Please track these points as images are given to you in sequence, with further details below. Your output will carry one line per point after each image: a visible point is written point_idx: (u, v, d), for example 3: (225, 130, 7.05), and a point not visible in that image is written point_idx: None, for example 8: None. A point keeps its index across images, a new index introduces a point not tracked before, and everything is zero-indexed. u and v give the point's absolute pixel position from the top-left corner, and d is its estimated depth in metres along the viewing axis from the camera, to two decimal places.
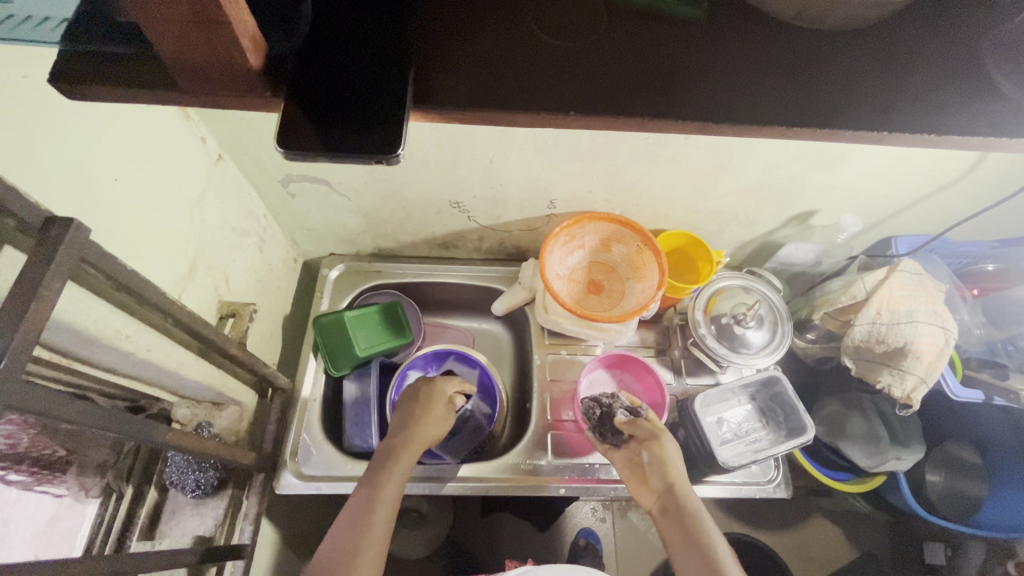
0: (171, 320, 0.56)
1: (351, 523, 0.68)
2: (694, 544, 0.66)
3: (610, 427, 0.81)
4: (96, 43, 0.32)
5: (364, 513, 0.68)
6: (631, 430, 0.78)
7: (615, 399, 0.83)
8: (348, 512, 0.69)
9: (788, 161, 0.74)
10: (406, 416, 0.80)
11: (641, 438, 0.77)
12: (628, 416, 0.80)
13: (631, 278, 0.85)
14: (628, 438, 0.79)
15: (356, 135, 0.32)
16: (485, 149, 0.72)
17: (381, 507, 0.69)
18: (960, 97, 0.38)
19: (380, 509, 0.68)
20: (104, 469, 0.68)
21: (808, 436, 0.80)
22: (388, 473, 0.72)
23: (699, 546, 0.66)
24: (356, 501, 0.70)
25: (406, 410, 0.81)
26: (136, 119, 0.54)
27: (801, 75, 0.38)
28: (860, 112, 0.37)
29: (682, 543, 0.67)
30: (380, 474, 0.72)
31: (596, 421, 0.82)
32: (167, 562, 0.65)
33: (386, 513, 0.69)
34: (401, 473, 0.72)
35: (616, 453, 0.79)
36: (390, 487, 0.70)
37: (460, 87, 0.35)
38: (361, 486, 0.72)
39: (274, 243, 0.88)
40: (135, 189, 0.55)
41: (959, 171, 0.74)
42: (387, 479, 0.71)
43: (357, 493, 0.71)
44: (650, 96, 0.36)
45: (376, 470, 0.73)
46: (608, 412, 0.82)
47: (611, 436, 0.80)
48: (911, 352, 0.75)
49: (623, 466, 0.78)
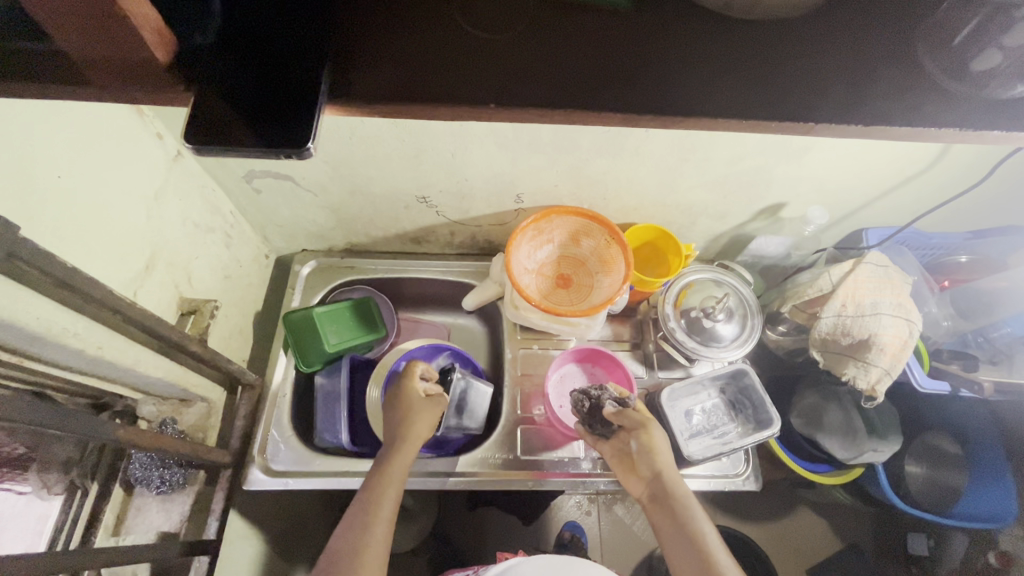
0: (121, 316, 0.56)
1: (356, 533, 0.66)
2: (682, 531, 0.67)
3: (599, 419, 0.79)
4: (9, 38, 0.32)
5: (367, 524, 0.67)
6: (619, 420, 0.76)
7: (603, 391, 0.81)
8: (350, 522, 0.68)
9: (752, 153, 0.73)
10: (397, 417, 0.79)
11: (629, 427, 0.76)
12: (617, 407, 0.78)
13: (600, 272, 0.85)
14: (617, 429, 0.77)
15: (266, 130, 0.32)
16: (446, 143, 0.71)
17: (382, 514, 0.68)
18: (889, 87, 0.38)
19: (380, 516, 0.68)
20: (68, 466, 0.68)
21: (774, 430, 0.80)
22: (389, 480, 0.71)
23: (687, 533, 0.66)
24: (358, 511, 0.69)
25: (395, 411, 0.79)
26: (83, 114, 0.54)
27: (730, 66, 0.38)
28: (789, 101, 0.37)
29: (673, 530, 0.67)
30: (381, 480, 0.71)
31: (585, 414, 0.80)
32: (130, 558, 0.65)
33: (388, 519, 0.68)
34: (399, 477, 0.72)
35: (605, 444, 0.78)
36: (393, 483, 0.71)
37: (382, 83, 0.35)
38: (361, 494, 0.71)
39: (243, 239, 0.88)
40: (82, 185, 0.55)
41: (922, 162, 0.74)
42: (389, 485, 0.70)
43: (357, 502, 0.70)
44: (577, 89, 0.36)
45: (376, 478, 0.72)
46: (597, 404, 0.80)
47: (600, 429, 0.79)
48: (875, 344, 0.75)
49: (613, 456, 0.77)
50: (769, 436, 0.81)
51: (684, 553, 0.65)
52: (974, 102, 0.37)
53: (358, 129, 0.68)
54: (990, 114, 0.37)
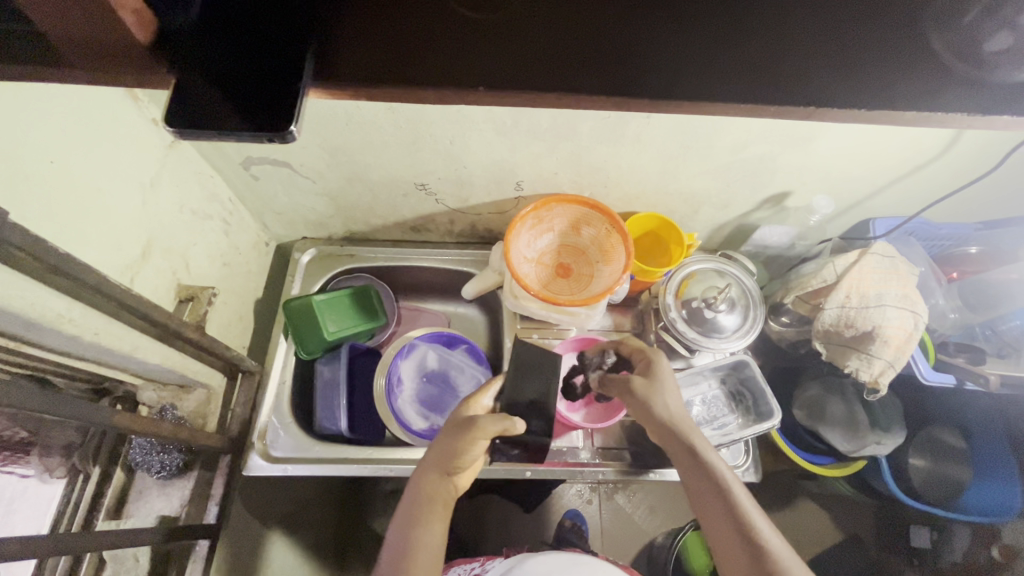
0: (116, 302, 0.56)
1: (395, 558, 0.62)
2: (711, 488, 0.62)
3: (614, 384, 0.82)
4: None
5: (404, 550, 0.62)
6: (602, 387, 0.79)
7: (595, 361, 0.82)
8: (390, 548, 0.64)
9: (756, 141, 0.72)
10: (449, 449, 0.68)
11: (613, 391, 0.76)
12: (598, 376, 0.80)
13: (600, 262, 0.85)
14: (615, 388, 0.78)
15: (252, 111, 0.31)
16: (444, 129, 0.70)
17: (423, 543, 0.63)
18: (898, 71, 0.36)
19: (421, 543, 0.63)
20: (69, 450, 0.70)
21: (774, 423, 0.80)
22: (435, 512, 0.65)
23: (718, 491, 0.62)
24: (397, 539, 0.64)
25: (449, 440, 0.69)
26: (77, 97, 0.53)
27: (731, 48, 0.36)
28: (784, 83, 0.36)
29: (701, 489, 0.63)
30: (420, 515, 0.65)
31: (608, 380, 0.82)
32: (131, 541, 0.66)
33: (429, 549, 0.63)
34: (442, 514, 0.66)
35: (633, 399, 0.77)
36: (438, 514, 0.65)
37: (365, 62, 0.33)
38: (398, 523, 0.66)
39: (242, 226, 0.88)
40: (74, 172, 0.54)
41: (932, 150, 0.72)
42: (431, 522, 0.65)
43: (395, 529, 0.66)
44: (564, 69, 0.35)
45: (424, 510, 0.65)
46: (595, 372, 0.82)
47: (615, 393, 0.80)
48: (879, 336, 0.74)
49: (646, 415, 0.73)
50: (769, 429, 0.80)
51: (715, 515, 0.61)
52: (986, 84, 0.36)
53: (355, 115, 0.67)
54: (998, 98, 0.36)
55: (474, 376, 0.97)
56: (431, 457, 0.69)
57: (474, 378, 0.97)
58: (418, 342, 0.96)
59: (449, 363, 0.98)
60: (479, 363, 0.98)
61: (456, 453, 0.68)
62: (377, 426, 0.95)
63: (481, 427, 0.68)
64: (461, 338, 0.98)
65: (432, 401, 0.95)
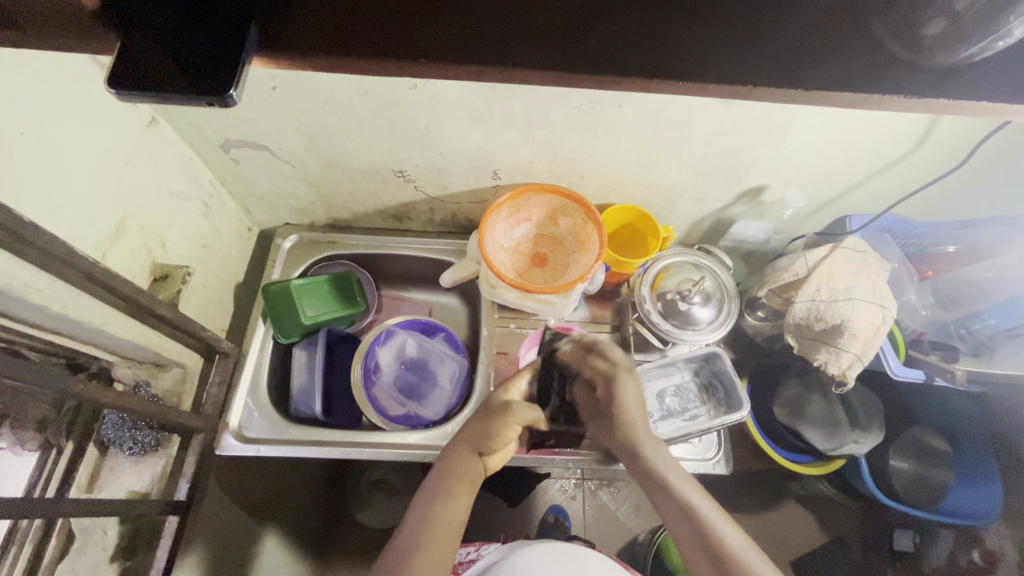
0: (84, 274, 0.57)
1: (416, 527, 0.66)
2: (675, 505, 0.66)
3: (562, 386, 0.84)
4: None
5: (428, 517, 0.67)
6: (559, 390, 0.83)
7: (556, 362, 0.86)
8: (413, 518, 0.68)
9: (728, 133, 0.73)
10: (482, 429, 0.75)
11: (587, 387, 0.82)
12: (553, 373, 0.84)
13: (576, 252, 0.85)
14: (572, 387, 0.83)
15: (196, 75, 0.32)
16: (418, 115, 0.71)
17: (446, 513, 0.67)
18: (839, 48, 0.36)
19: (444, 509, 0.67)
20: (43, 425, 0.70)
21: (743, 413, 0.81)
22: (460, 485, 0.70)
23: (683, 510, 0.65)
24: (418, 510, 0.68)
25: (482, 421, 0.76)
26: (50, 72, 0.54)
27: (672, 22, 0.36)
28: (721, 60, 0.36)
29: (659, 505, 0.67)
30: (447, 488, 0.69)
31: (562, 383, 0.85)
32: (100, 512, 0.67)
33: (450, 519, 0.67)
34: (468, 490, 0.71)
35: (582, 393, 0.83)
36: (462, 489, 0.70)
37: (305, 31, 0.34)
38: (421, 496, 0.71)
39: (223, 210, 0.89)
40: (46, 145, 0.55)
41: (902, 144, 0.73)
42: (456, 496, 0.69)
43: (419, 501, 0.70)
44: (502, 41, 0.35)
45: (451, 481, 0.70)
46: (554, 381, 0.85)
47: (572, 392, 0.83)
48: (846, 329, 0.74)
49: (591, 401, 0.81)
50: (736, 420, 0.81)
51: (678, 522, 0.65)
52: (928, 64, 0.36)
53: (329, 98, 0.68)
54: (939, 80, 0.36)
55: (451, 365, 0.97)
56: (463, 437, 0.76)
57: (452, 368, 0.96)
58: (395, 329, 0.96)
59: (428, 351, 0.98)
60: (456, 352, 0.97)
61: (490, 433, 0.74)
62: (356, 412, 0.95)
63: (515, 412, 0.76)
64: (439, 327, 0.98)
65: (410, 388, 0.95)
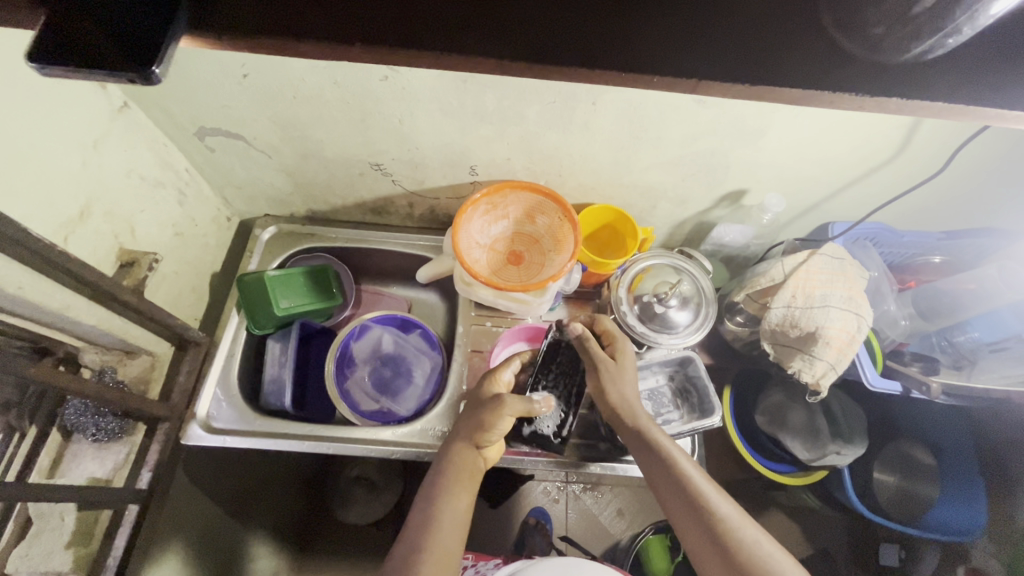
0: (39, 256, 0.56)
1: (420, 527, 0.65)
2: (674, 483, 0.64)
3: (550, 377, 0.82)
4: None
5: (429, 519, 0.65)
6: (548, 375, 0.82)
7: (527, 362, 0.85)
8: (415, 517, 0.67)
9: (704, 133, 0.72)
10: (476, 422, 0.74)
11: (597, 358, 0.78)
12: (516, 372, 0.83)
13: (552, 251, 0.85)
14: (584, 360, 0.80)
15: (118, 50, 0.31)
16: (391, 106, 0.71)
17: (447, 512, 0.66)
18: (781, 43, 0.35)
19: (445, 509, 0.66)
20: (6, 408, 0.71)
21: (715, 421, 0.79)
22: (460, 482, 0.69)
23: (682, 490, 0.64)
24: (419, 514, 0.67)
25: (474, 415, 0.75)
26: (9, 49, 0.54)
27: (614, 15, 0.36)
28: (668, 55, 0.35)
29: (655, 475, 0.66)
30: (447, 487, 0.69)
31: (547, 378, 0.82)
32: (56, 498, 0.66)
33: (454, 521, 0.66)
34: (468, 486, 0.70)
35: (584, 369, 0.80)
36: (462, 488, 0.69)
37: (240, 14, 0.34)
38: (421, 494, 0.70)
39: (199, 199, 0.88)
40: (5, 124, 0.55)
41: (882, 149, 0.72)
42: (456, 493, 0.68)
43: (419, 501, 0.69)
44: (444, 28, 0.35)
45: (451, 481, 0.69)
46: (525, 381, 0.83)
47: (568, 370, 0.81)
48: (821, 337, 0.73)
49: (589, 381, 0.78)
50: (707, 426, 0.79)
51: (683, 510, 0.63)
52: (883, 59, 0.34)
53: (300, 87, 0.68)
54: (891, 78, 0.35)
55: (428, 363, 0.96)
56: (460, 431, 0.75)
57: (428, 367, 0.96)
58: (371, 323, 0.96)
59: (404, 347, 0.98)
60: (432, 350, 0.97)
61: (484, 424, 0.73)
62: (328, 407, 0.94)
63: (506, 405, 0.73)
64: (415, 323, 0.97)
65: (385, 384, 0.95)
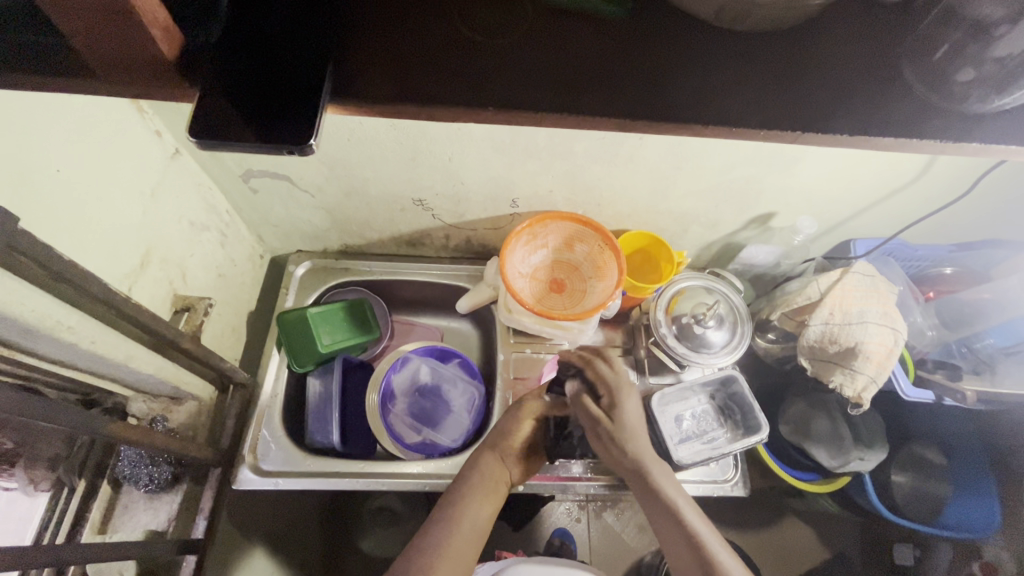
0: (115, 311, 0.56)
1: (440, 534, 0.66)
2: (664, 512, 0.66)
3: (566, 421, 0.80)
4: (28, 36, 0.34)
5: (450, 524, 0.67)
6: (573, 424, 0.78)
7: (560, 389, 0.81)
8: (433, 525, 0.68)
9: (743, 164, 0.75)
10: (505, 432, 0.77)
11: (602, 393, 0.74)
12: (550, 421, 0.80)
13: (593, 277, 0.87)
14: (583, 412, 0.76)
15: (271, 126, 0.33)
16: (444, 145, 0.72)
17: (468, 518, 0.68)
18: (873, 101, 0.38)
19: (465, 516, 0.68)
20: (55, 464, 0.68)
21: (762, 437, 0.82)
22: (484, 490, 0.71)
23: (671, 516, 0.65)
24: (439, 519, 0.68)
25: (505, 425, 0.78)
26: (83, 105, 0.54)
27: (717, 79, 0.38)
28: (774, 111, 0.37)
29: (647, 503, 0.68)
30: (472, 494, 0.70)
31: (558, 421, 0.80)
32: (119, 555, 0.64)
33: (473, 528, 0.67)
34: (493, 497, 0.72)
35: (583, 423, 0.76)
36: (485, 496, 0.71)
37: (377, 88, 0.36)
38: (444, 501, 0.71)
39: (238, 238, 0.88)
40: (80, 180, 0.55)
41: (908, 175, 0.76)
42: (480, 500, 0.70)
43: (441, 507, 0.70)
44: (565, 94, 0.37)
45: (477, 487, 0.71)
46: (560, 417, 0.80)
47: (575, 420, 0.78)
48: (861, 352, 0.76)
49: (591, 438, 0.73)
50: (757, 443, 0.81)
51: (667, 533, 0.65)
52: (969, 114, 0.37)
53: (356, 130, 0.69)
54: (974, 130, 0.38)
55: (467, 392, 0.96)
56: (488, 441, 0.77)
57: (466, 396, 0.95)
58: (412, 355, 0.95)
59: (441, 376, 0.97)
60: (472, 379, 0.97)
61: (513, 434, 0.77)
62: (369, 440, 0.94)
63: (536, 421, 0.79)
64: (454, 353, 0.97)
65: (425, 415, 0.94)
